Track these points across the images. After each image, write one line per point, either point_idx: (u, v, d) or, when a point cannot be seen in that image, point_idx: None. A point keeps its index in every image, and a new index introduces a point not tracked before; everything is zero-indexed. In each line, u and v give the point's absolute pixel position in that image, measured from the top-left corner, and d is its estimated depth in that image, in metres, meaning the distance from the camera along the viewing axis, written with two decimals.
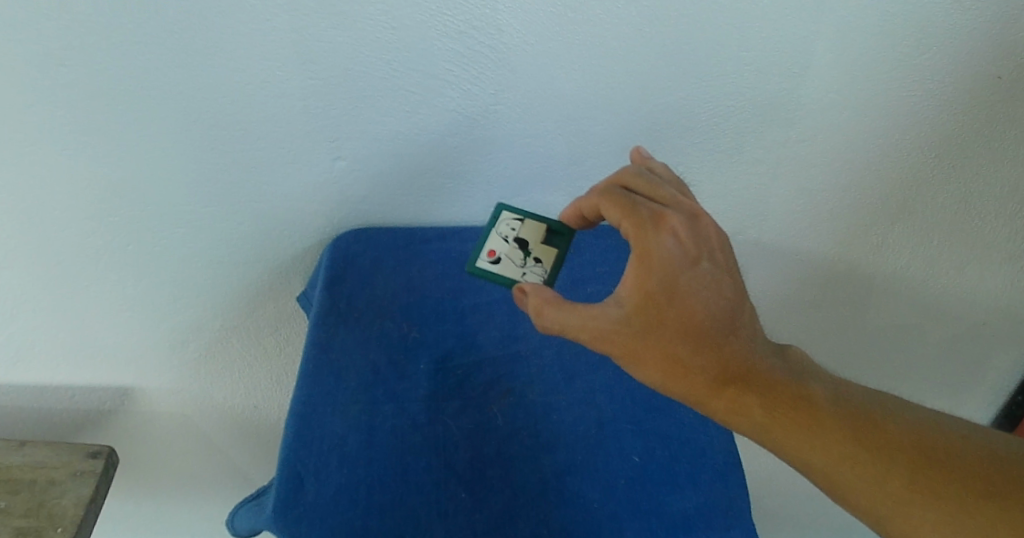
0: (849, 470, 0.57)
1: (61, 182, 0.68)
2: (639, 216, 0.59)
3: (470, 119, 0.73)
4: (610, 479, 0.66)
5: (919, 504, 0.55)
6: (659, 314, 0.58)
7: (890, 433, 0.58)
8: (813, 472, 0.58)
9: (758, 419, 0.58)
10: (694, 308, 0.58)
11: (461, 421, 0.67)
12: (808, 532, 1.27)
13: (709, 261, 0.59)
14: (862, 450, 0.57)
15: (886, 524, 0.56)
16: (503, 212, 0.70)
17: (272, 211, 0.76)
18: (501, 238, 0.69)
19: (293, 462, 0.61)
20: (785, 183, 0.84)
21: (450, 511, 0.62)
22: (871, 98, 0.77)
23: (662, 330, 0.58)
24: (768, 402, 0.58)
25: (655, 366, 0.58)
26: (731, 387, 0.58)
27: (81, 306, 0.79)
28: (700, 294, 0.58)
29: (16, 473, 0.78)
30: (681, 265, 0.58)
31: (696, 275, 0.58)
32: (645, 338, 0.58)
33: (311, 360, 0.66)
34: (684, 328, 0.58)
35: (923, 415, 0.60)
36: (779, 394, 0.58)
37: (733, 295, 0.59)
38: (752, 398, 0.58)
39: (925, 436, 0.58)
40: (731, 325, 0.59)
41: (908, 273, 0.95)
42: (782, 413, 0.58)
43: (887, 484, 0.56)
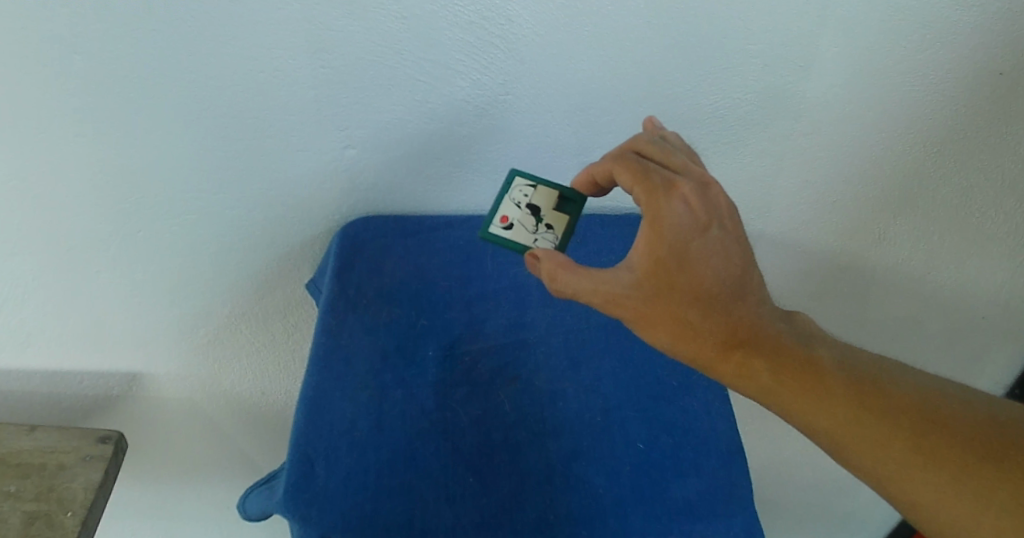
0: (852, 433, 0.58)
1: (74, 166, 0.69)
2: (649, 181, 0.60)
3: (478, 109, 0.73)
4: (615, 465, 0.64)
5: (921, 466, 0.56)
6: (669, 280, 0.58)
7: (892, 398, 0.59)
8: (817, 435, 0.59)
9: (764, 382, 0.59)
10: (705, 274, 0.58)
11: (468, 408, 0.65)
12: (808, 520, 1.29)
13: (722, 224, 0.59)
14: (868, 414, 0.58)
15: (888, 485, 0.57)
16: (516, 179, 0.71)
17: (282, 198, 0.76)
18: (515, 204, 0.70)
19: (304, 446, 0.60)
20: (790, 175, 0.85)
21: (457, 495, 0.60)
22: (876, 92, 0.77)
23: (673, 293, 0.59)
24: (775, 365, 0.59)
25: (666, 331, 0.59)
26: (739, 351, 0.59)
27: (92, 290, 0.79)
28: (710, 262, 0.58)
29: (26, 458, 0.78)
30: (693, 229, 0.58)
31: (709, 239, 0.58)
32: (656, 303, 0.59)
33: (320, 344, 0.66)
34: (695, 292, 0.58)
35: (923, 378, 0.61)
36: (787, 357, 0.60)
37: (745, 258, 0.59)
38: (762, 362, 0.59)
39: (927, 401, 0.59)
40: (743, 289, 0.59)
41: (909, 265, 0.96)
42: (791, 377, 0.59)
43: (889, 447, 0.57)
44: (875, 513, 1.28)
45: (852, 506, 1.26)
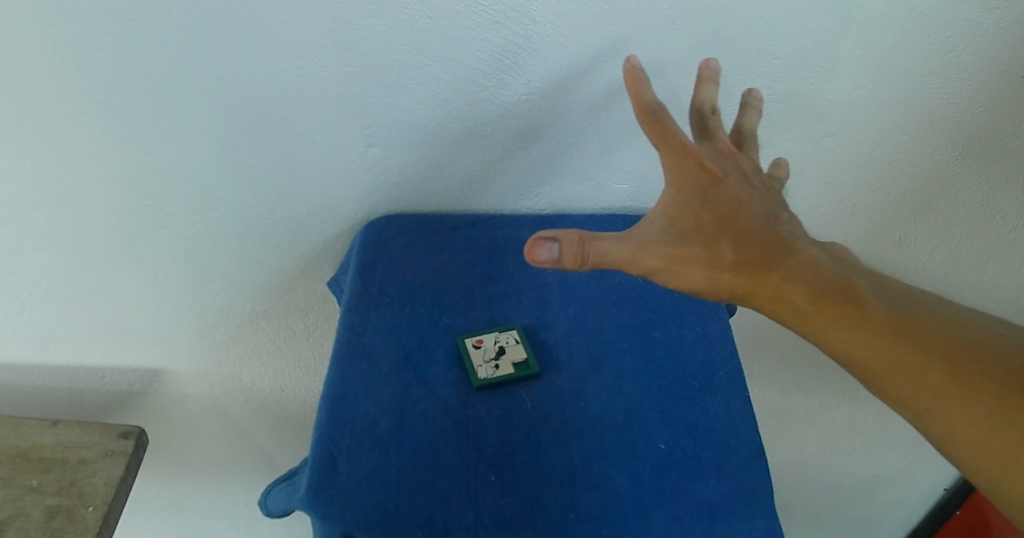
0: (889, 361, 0.55)
1: (100, 163, 0.70)
2: (662, 126, 0.59)
3: (502, 108, 0.73)
4: (635, 465, 0.61)
5: (956, 395, 0.54)
6: (697, 220, 0.57)
7: (924, 327, 0.57)
8: (852, 363, 0.56)
9: (802, 314, 0.56)
10: (732, 214, 0.58)
11: (490, 407, 0.64)
12: (828, 523, 1.28)
13: (731, 176, 0.60)
14: (902, 340, 0.56)
15: (927, 417, 0.55)
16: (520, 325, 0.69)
17: (305, 196, 0.77)
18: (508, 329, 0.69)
19: (326, 443, 0.60)
20: (812, 177, 0.85)
21: (478, 493, 0.59)
22: (896, 94, 0.77)
23: (699, 231, 0.57)
24: (811, 294, 0.56)
25: (699, 264, 0.55)
26: (776, 284, 0.56)
27: (115, 286, 0.80)
28: (733, 204, 0.59)
29: (48, 452, 0.79)
30: (706, 176, 0.59)
31: (723, 189, 0.59)
32: (686, 238, 0.56)
33: (343, 342, 0.66)
34: (720, 227, 0.57)
35: (958, 312, 0.59)
36: (822, 282, 0.57)
37: (758, 204, 0.60)
38: (797, 291, 0.56)
39: (960, 334, 0.57)
40: (766, 229, 0.58)
41: (931, 268, 0.95)
42: (825, 305, 0.56)
43: (924, 375, 0.55)
44: (894, 515, 1.27)
45: (868, 508, 1.25)
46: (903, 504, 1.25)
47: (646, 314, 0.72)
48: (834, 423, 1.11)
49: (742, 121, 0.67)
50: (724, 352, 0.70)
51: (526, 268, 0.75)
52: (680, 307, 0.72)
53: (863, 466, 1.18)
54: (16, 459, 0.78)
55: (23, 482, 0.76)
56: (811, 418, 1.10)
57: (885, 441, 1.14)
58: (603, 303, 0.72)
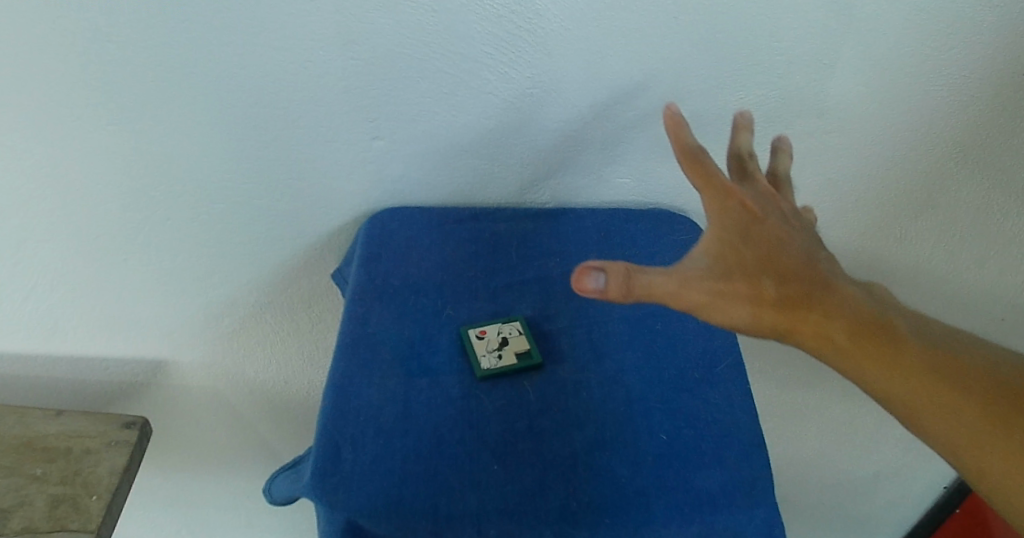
0: (930, 400, 0.54)
1: (108, 154, 0.71)
2: (703, 163, 0.57)
3: (506, 101, 0.74)
4: (637, 455, 0.61)
5: (998, 432, 0.53)
6: (739, 256, 0.55)
7: (963, 365, 0.56)
8: (893, 405, 0.55)
9: (843, 352, 0.54)
10: (772, 250, 0.56)
11: (493, 397, 0.64)
12: (827, 520, 1.28)
13: (770, 213, 0.58)
14: (943, 379, 0.55)
15: (966, 458, 0.54)
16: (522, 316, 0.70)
17: (310, 188, 0.77)
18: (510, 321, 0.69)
19: (331, 432, 0.60)
20: (813, 172, 0.85)
21: (482, 481, 0.59)
22: (898, 91, 0.78)
23: (743, 268, 0.54)
24: (853, 332, 0.55)
25: (744, 302, 0.53)
26: (819, 321, 0.54)
27: (121, 277, 0.81)
28: (774, 239, 0.57)
29: (52, 442, 0.79)
30: (749, 213, 0.57)
31: (763, 226, 0.57)
32: (730, 276, 0.54)
33: (348, 333, 0.67)
34: (762, 265, 0.55)
35: (991, 351, 0.58)
36: (863, 321, 0.55)
37: (798, 243, 0.58)
38: (840, 330, 0.54)
39: (996, 372, 0.56)
40: (807, 266, 0.56)
41: (932, 265, 0.95)
42: (866, 344, 0.54)
43: (965, 413, 0.54)
44: (892, 513, 1.28)
45: (867, 505, 1.26)
46: (902, 501, 1.25)
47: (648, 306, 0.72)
48: (834, 419, 1.11)
49: (776, 161, 0.65)
50: (726, 345, 0.70)
51: (529, 260, 0.75)
52: None
53: (862, 462, 1.18)
54: (20, 448, 0.78)
55: (27, 471, 0.76)
56: (810, 414, 1.10)
57: (884, 437, 1.14)
58: (606, 295, 0.73)
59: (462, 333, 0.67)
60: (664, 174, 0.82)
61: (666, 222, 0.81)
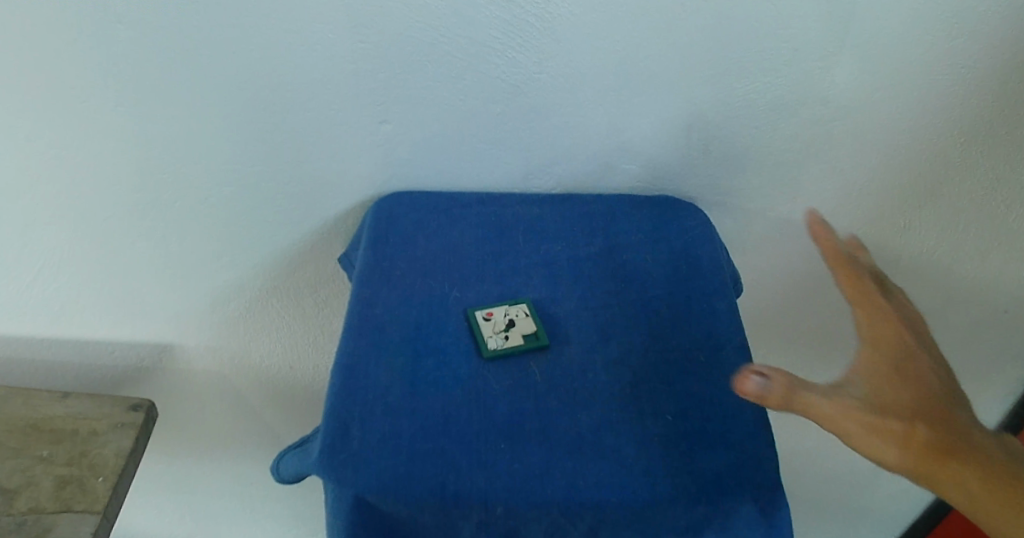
0: None
1: (117, 135, 0.72)
2: (860, 278, 0.65)
3: (514, 86, 0.74)
4: (643, 435, 0.61)
5: None
6: (892, 396, 0.57)
7: None
8: None
9: (976, 493, 0.55)
10: (920, 386, 0.58)
11: (500, 378, 0.64)
12: (829, 513, 1.28)
13: (920, 351, 0.61)
14: None
15: None
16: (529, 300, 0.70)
17: (318, 172, 0.78)
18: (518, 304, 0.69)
19: (339, 410, 0.60)
20: (818, 161, 0.84)
21: (489, 460, 0.58)
22: (901, 80, 0.78)
23: (898, 408, 0.56)
24: (987, 474, 0.55)
25: (892, 439, 0.55)
26: (961, 462, 0.55)
27: (128, 260, 0.81)
28: (921, 376, 0.59)
29: (59, 424, 0.79)
30: (900, 353, 0.60)
31: (912, 364, 0.59)
32: (882, 412, 0.56)
33: (356, 314, 0.67)
34: (914, 404, 0.57)
35: None
36: (999, 463, 0.56)
37: (943, 382, 0.60)
38: (977, 471, 0.55)
39: None
40: (950, 405, 0.58)
41: (937, 257, 0.95)
42: (997, 484, 0.55)
43: None
44: (897, 509, 1.27)
45: (869, 499, 1.26)
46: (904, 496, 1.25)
47: (655, 290, 0.72)
48: None
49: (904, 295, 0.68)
50: (731, 328, 0.69)
51: (535, 243, 0.76)
52: (688, 284, 0.72)
53: (865, 454, 1.18)
54: (27, 429, 0.78)
55: (33, 452, 0.76)
56: None
57: None
58: (612, 279, 0.73)
59: (469, 315, 0.68)
60: (670, 161, 0.82)
61: (671, 208, 0.81)
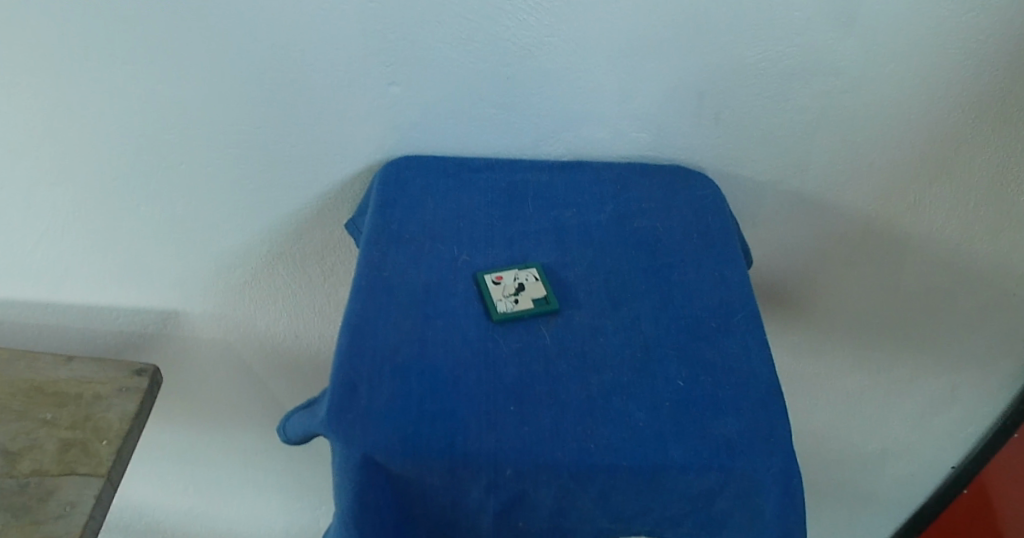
0: None
1: (125, 95, 0.71)
2: None
3: (524, 49, 0.73)
4: (654, 400, 0.59)
5: None
6: None
7: None
8: None
9: None
10: None
11: (509, 341, 0.63)
12: (836, 495, 1.27)
13: None
14: None
15: None
16: (539, 266, 0.69)
17: (324, 134, 0.77)
18: (528, 270, 0.68)
19: (348, 369, 0.59)
20: (830, 134, 0.82)
21: (498, 422, 0.57)
22: (915, 50, 0.76)
23: None
24: None
25: None
26: None
27: (134, 222, 0.81)
28: None
29: (63, 387, 0.79)
30: None
31: None
32: None
33: (364, 276, 0.66)
34: None
35: None
36: None
37: None
38: None
39: None
40: None
41: (952, 237, 0.93)
42: None
43: None
44: (905, 493, 1.26)
45: (875, 481, 1.25)
46: (911, 480, 1.24)
47: (666, 258, 0.71)
48: (843, 388, 1.11)
49: None
50: (743, 297, 0.68)
51: (545, 209, 0.75)
52: (698, 253, 0.71)
53: (872, 434, 1.18)
54: (31, 393, 0.78)
55: (36, 415, 0.76)
56: (820, 382, 1.10)
57: (893, 407, 1.13)
58: (623, 246, 0.72)
59: (478, 278, 0.67)
60: (680, 130, 0.81)
61: (681, 176, 0.80)
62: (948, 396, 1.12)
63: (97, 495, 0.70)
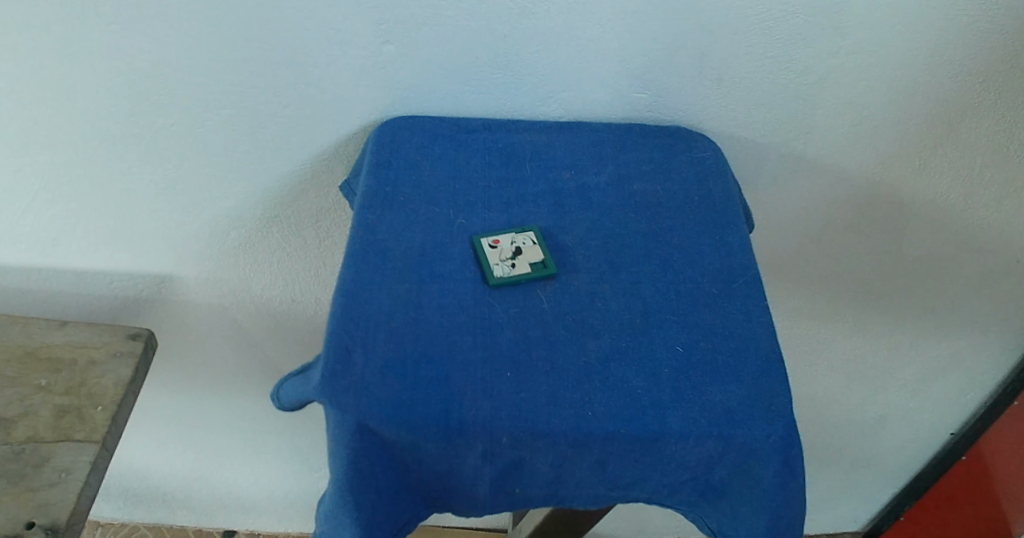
0: None
1: (111, 55, 0.69)
2: None
3: (523, 6, 0.70)
4: (654, 366, 0.58)
5: None
6: None
7: None
8: None
9: None
10: None
11: (507, 306, 0.61)
12: (835, 459, 1.28)
13: None
14: None
15: None
16: (536, 230, 0.67)
17: (317, 94, 0.74)
18: (525, 234, 0.66)
19: (341, 335, 0.58)
20: (837, 96, 0.80)
21: (495, 389, 0.56)
22: (927, 9, 0.73)
23: None
24: None
25: None
26: None
27: (125, 185, 0.80)
28: None
29: (58, 351, 0.78)
30: None
31: None
32: None
33: (358, 240, 0.65)
34: None
35: None
36: None
37: None
38: None
39: None
40: None
41: (959, 201, 0.91)
42: None
43: None
44: (904, 457, 1.26)
45: (873, 446, 1.25)
46: (908, 445, 1.24)
47: (666, 221, 0.69)
48: (843, 354, 1.10)
49: None
50: (745, 262, 0.66)
51: (543, 171, 0.73)
52: (699, 217, 0.70)
53: (872, 400, 1.17)
54: (25, 357, 0.77)
55: (31, 381, 0.75)
56: (820, 348, 1.09)
57: (895, 373, 1.13)
58: (623, 210, 0.70)
59: (474, 241, 0.65)
60: (682, 90, 0.78)
61: (683, 138, 0.78)
62: (949, 362, 1.11)
63: (92, 462, 0.71)
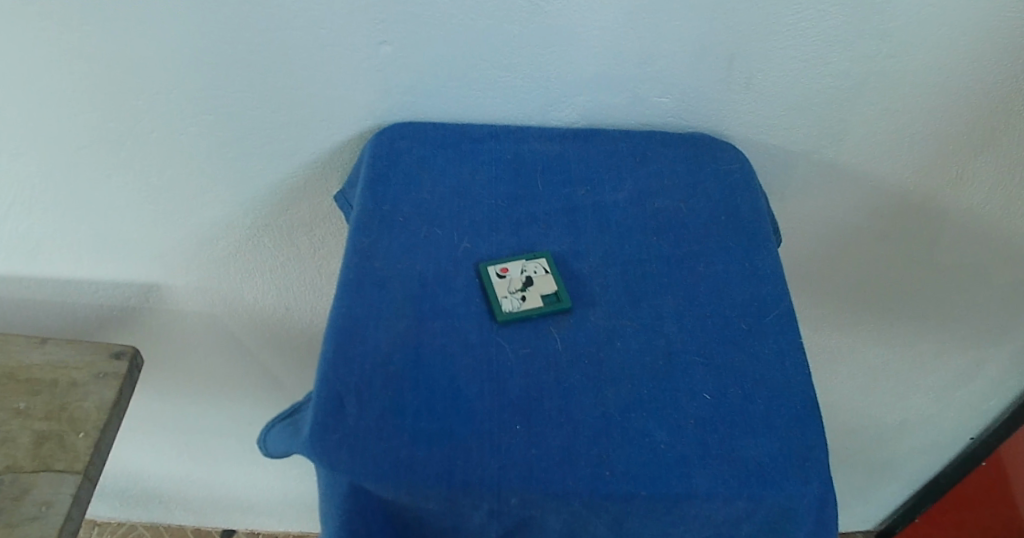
0: None
1: (82, 59, 0.63)
2: None
3: (533, 4, 0.63)
4: (678, 418, 0.53)
5: None
6: None
7: None
8: None
9: None
10: None
11: (516, 346, 0.56)
12: (852, 462, 1.23)
13: None
14: None
15: None
16: (547, 257, 0.61)
17: (308, 99, 0.68)
18: (535, 264, 0.61)
19: (333, 381, 0.53)
20: (877, 100, 0.73)
21: (503, 444, 0.51)
22: (983, 9, 0.66)
23: None
24: None
25: None
26: None
27: (104, 194, 0.74)
28: None
29: (36, 373, 0.73)
30: None
31: None
32: None
33: (352, 267, 0.59)
34: None
35: None
36: None
37: None
38: None
39: None
40: None
41: (1003, 210, 0.84)
42: None
43: None
44: (926, 462, 1.21)
45: (894, 450, 1.20)
46: (930, 450, 1.19)
47: (690, 246, 0.63)
48: (867, 362, 1.05)
49: None
50: (776, 294, 0.60)
51: (556, 187, 0.67)
52: (725, 241, 0.64)
53: (895, 405, 1.12)
54: (4, 380, 0.73)
55: (10, 405, 0.71)
56: (843, 355, 1.04)
57: (920, 380, 1.08)
58: (642, 232, 0.64)
59: (481, 271, 0.60)
60: (708, 94, 0.71)
61: (708, 148, 0.71)
62: (978, 370, 1.05)
63: (74, 495, 0.66)
